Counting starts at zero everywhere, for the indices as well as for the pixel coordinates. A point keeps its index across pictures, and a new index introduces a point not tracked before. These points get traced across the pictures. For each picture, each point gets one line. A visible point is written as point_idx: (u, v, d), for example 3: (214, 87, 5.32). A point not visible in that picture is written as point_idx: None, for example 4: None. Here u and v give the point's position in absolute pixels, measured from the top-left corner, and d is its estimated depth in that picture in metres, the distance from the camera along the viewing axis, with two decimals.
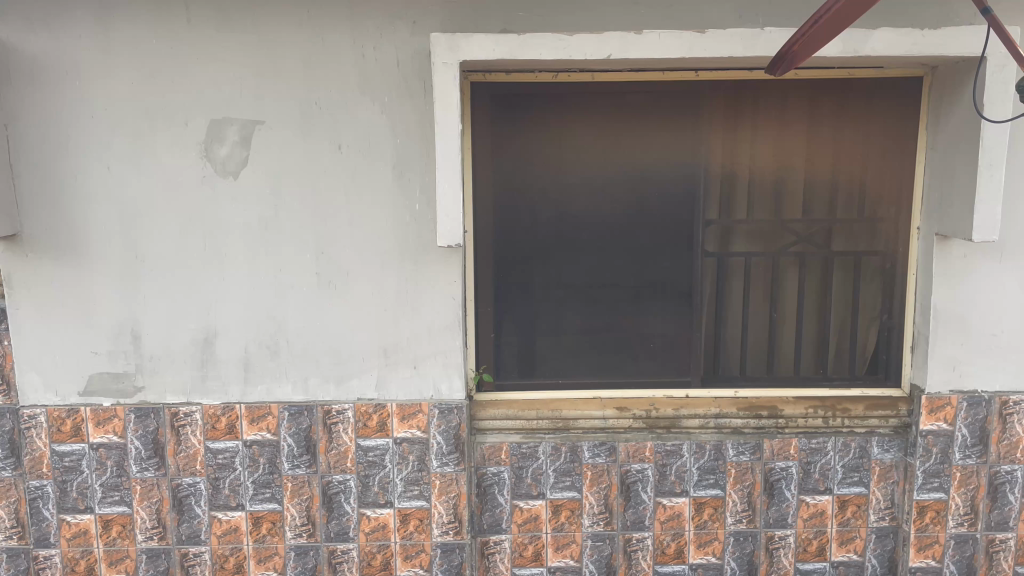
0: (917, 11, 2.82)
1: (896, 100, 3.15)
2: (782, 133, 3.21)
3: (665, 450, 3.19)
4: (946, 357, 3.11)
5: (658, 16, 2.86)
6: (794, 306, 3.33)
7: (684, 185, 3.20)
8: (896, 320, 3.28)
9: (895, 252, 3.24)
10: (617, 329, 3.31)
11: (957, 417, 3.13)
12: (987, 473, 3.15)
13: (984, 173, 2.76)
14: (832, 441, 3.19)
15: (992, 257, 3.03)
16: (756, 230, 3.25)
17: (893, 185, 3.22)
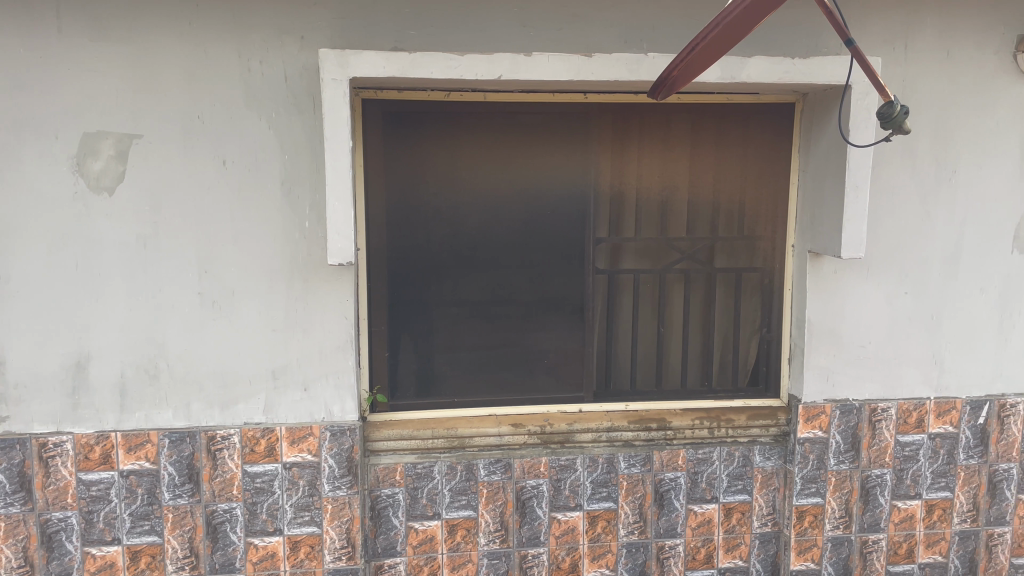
0: (790, 40, 2.99)
1: (771, 125, 3.33)
2: (667, 155, 3.32)
3: (560, 465, 3.23)
4: (820, 368, 3.28)
5: (547, 38, 2.92)
6: (681, 321, 3.45)
7: (574, 204, 3.26)
8: (775, 333, 3.44)
9: (773, 269, 3.41)
10: (512, 346, 3.33)
11: (830, 424, 3.30)
12: (859, 478, 3.33)
13: (850, 195, 2.94)
14: (717, 450, 3.31)
15: (860, 272, 3.23)
16: (643, 248, 3.34)
17: (770, 205, 3.38)
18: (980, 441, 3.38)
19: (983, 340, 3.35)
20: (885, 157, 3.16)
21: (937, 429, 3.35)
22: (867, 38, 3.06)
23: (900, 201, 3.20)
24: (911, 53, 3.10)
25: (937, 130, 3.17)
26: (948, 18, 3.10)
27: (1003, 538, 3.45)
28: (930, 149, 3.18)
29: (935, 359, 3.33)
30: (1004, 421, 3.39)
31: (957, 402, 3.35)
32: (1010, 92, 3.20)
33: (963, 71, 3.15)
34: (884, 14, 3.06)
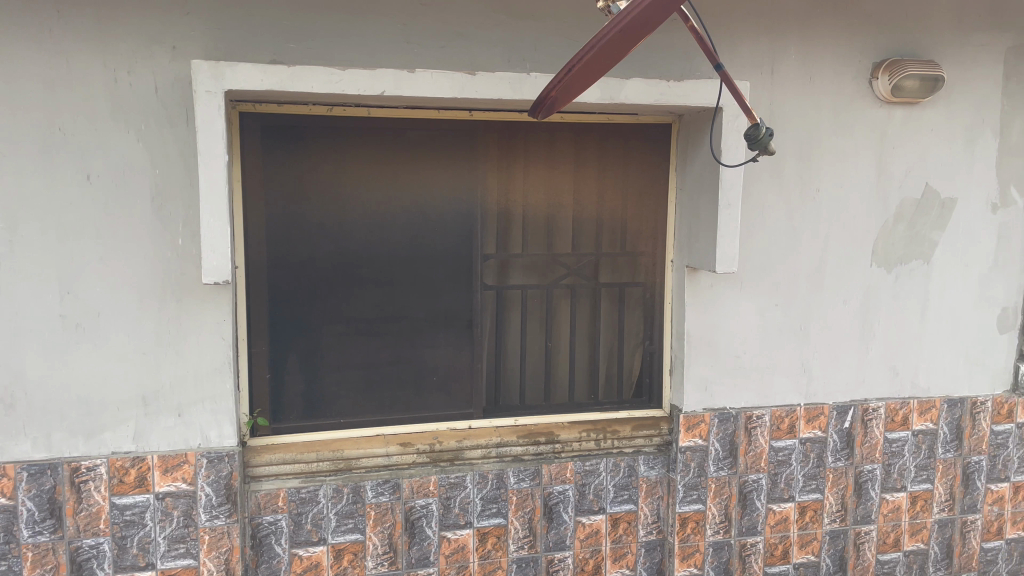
0: (666, 63, 3.10)
1: (650, 145, 3.44)
2: (552, 173, 3.38)
3: (449, 483, 3.21)
4: (699, 379, 3.40)
5: (430, 54, 2.91)
6: (567, 336, 3.50)
7: (461, 220, 3.26)
8: (657, 345, 3.54)
9: (654, 283, 3.52)
10: (399, 364, 3.29)
11: (709, 432, 3.42)
12: (737, 483, 3.46)
13: (723, 213, 3.08)
14: (604, 462, 3.37)
15: (734, 286, 3.37)
16: (530, 264, 3.38)
17: (651, 222, 3.49)
18: (846, 444, 3.57)
19: (846, 348, 3.56)
20: (755, 177, 3.32)
21: (807, 434, 3.53)
22: (737, 63, 3.22)
23: (770, 217, 3.36)
24: (777, 77, 3.28)
25: (802, 151, 3.36)
26: (810, 46, 3.30)
27: (869, 536, 3.65)
28: (796, 168, 3.37)
29: (804, 368, 3.52)
30: (868, 425, 3.59)
31: (825, 408, 3.54)
32: (866, 116, 3.42)
33: (825, 96, 3.35)
34: (752, 40, 3.22)
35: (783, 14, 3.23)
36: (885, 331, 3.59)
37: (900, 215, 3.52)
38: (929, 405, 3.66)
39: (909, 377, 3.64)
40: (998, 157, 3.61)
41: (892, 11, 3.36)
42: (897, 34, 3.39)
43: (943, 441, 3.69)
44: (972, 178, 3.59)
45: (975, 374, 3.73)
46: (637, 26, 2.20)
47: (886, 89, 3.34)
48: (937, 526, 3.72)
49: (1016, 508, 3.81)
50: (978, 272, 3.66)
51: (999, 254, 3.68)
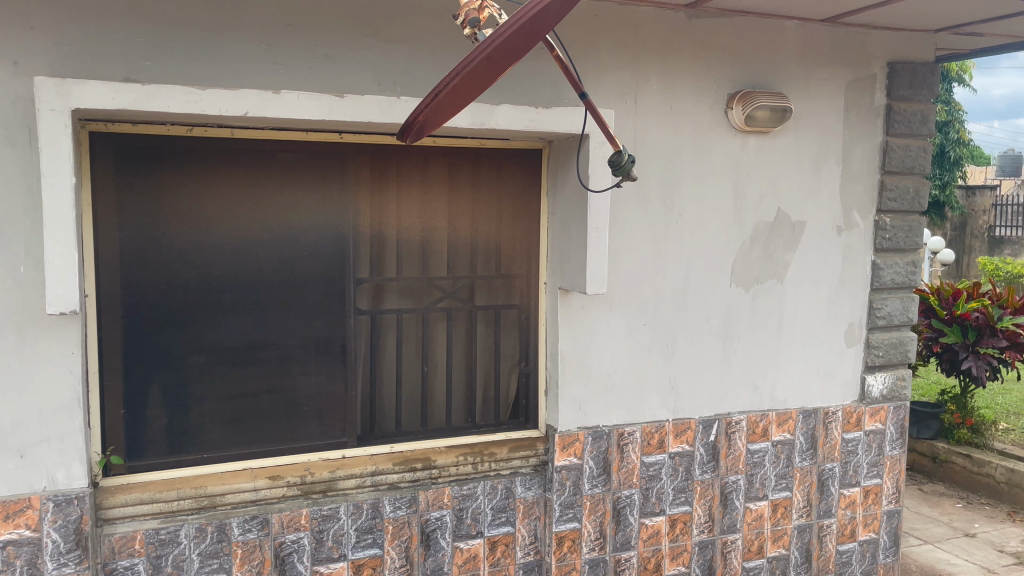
0: (534, 89, 3.17)
1: (521, 170, 3.49)
2: (425, 196, 3.37)
3: (321, 515, 3.11)
4: (573, 399, 3.46)
5: (297, 76, 2.85)
6: (444, 359, 3.49)
7: (333, 244, 3.20)
8: (532, 366, 3.58)
9: (529, 305, 3.57)
10: (268, 394, 3.17)
11: (584, 450, 3.48)
12: (611, 499, 3.53)
13: (592, 236, 3.17)
14: (481, 485, 3.37)
15: (605, 306, 3.46)
16: (405, 287, 3.36)
17: (524, 245, 3.54)
18: (712, 457, 3.72)
19: (710, 365, 3.72)
20: (622, 201, 3.43)
21: (676, 448, 3.66)
22: (602, 91, 3.33)
23: (636, 239, 3.48)
24: (641, 106, 3.41)
25: (665, 176, 3.51)
26: (671, 76, 3.46)
27: (735, 545, 3.80)
28: (660, 193, 3.51)
29: (672, 385, 3.65)
30: (731, 437, 3.76)
31: (691, 422, 3.68)
32: (723, 144, 3.61)
33: (685, 125, 3.52)
34: (616, 70, 3.34)
35: (644, 46, 3.38)
36: (746, 347, 3.78)
37: (755, 237, 3.73)
38: (786, 417, 3.88)
39: (768, 390, 3.85)
40: (841, 183, 3.89)
41: (743, 47, 3.58)
42: (749, 68, 3.61)
43: (799, 450, 3.91)
44: (818, 203, 3.85)
45: (826, 386, 3.98)
46: (504, 53, 2.21)
47: (740, 119, 3.54)
48: (797, 532, 3.92)
49: (866, 510, 4.07)
50: (826, 291, 3.92)
51: (845, 273, 3.95)
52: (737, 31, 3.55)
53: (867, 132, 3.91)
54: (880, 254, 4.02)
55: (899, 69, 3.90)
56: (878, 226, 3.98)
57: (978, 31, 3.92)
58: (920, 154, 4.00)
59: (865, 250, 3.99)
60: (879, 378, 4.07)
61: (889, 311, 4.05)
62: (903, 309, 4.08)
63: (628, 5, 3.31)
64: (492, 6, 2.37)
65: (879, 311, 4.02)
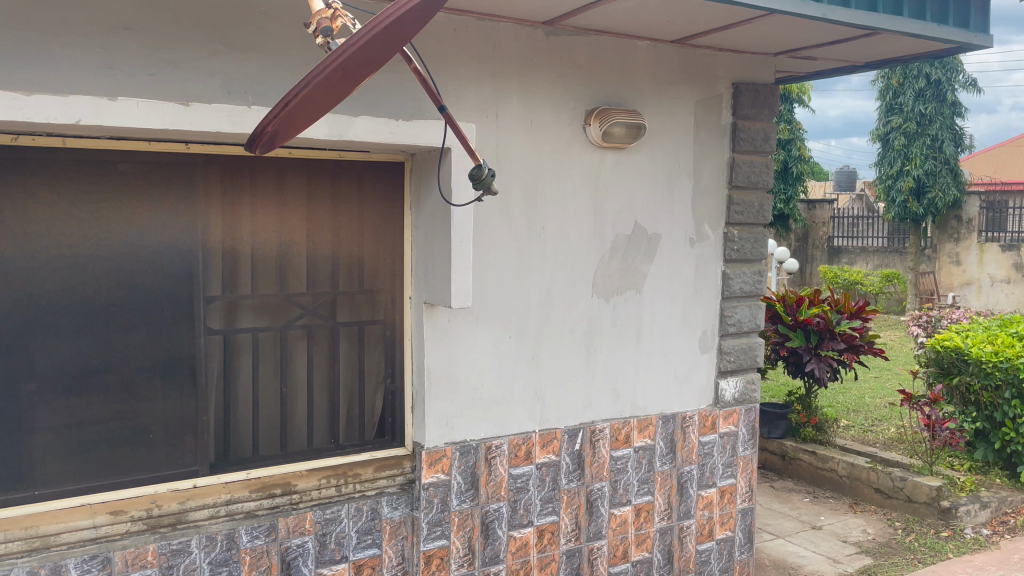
0: (395, 101, 3.12)
1: (383, 183, 3.43)
2: (282, 210, 3.24)
3: (170, 551, 2.92)
4: (439, 415, 3.41)
5: (137, 83, 2.67)
6: (305, 378, 3.36)
7: (180, 261, 3.03)
8: (398, 384, 3.51)
9: (394, 321, 3.51)
10: (108, 422, 2.94)
11: (451, 466, 3.44)
12: (479, 514, 3.51)
13: (456, 248, 3.15)
14: (345, 508, 3.26)
15: (470, 320, 3.45)
16: (261, 304, 3.22)
17: (387, 259, 3.48)
18: (577, 465, 3.78)
19: (574, 375, 3.78)
20: (484, 214, 3.44)
21: (543, 459, 3.69)
22: (463, 105, 3.33)
23: (500, 252, 3.50)
24: (501, 120, 3.44)
25: (527, 191, 3.55)
26: (530, 92, 3.50)
27: (601, 551, 3.87)
28: (522, 206, 3.54)
29: (537, 396, 3.68)
30: (595, 445, 3.84)
31: (557, 432, 3.73)
32: (582, 158, 3.69)
33: (545, 140, 3.57)
34: (476, 85, 3.35)
35: (503, 61, 3.41)
36: (607, 357, 3.88)
37: (614, 250, 3.83)
38: (647, 423, 4.00)
39: (629, 398, 3.96)
40: (693, 197, 4.07)
41: (598, 65, 3.69)
42: (606, 85, 3.72)
43: (659, 455, 4.04)
44: (673, 216, 4.01)
45: (683, 391, 4.14)
46: (358, 66, 2.17)
47: (598, 135, 3.63)
48: (659, 535, 4.05)
49: (722, 509, 4.26)
50: (682, 300, 4.09)
51: (698, 284, 4.14)
52: (592, 49, 3.66)
53: (715, 149, 4.11)
54: (730, 265, 4.23)
55: (743, 89, 4.13)
56: (727, 238, 4.19)
57: (811, 56, 4.22)
58: (763, 170, 4.26)
59: (717, 260, 4.20)
60: (731, 382, 4.29)
61: (739, 318, 4.28)
62: (750, 316, 4.33)
63: (487, 21, 3.34)
64: (345, 16, 2.31)
65: (729, 318, 4.24)
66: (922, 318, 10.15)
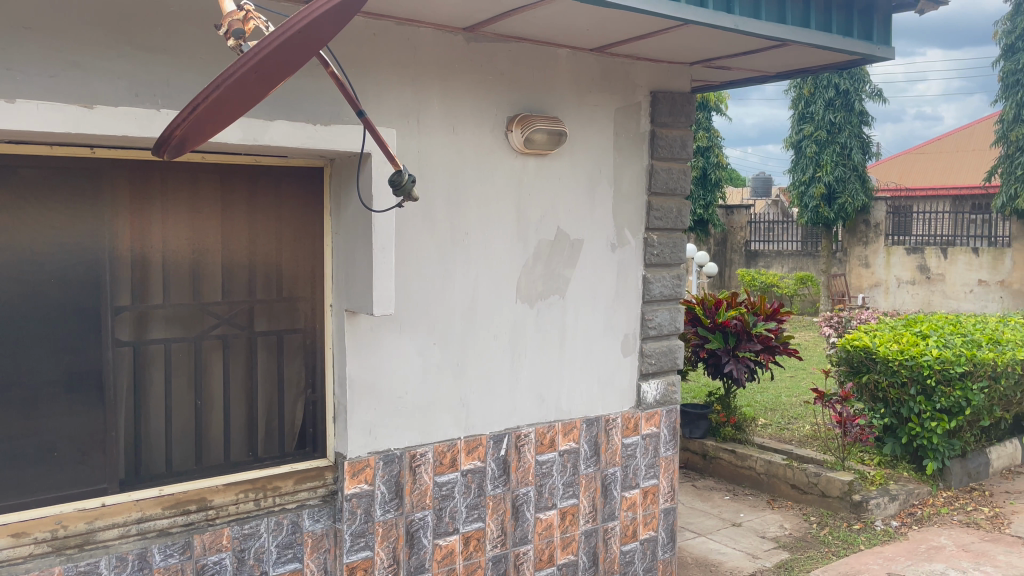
0: (313, 105, 3.07)
1: (301, 189, 3.37)
2: (196, 217, 3.14)
3: (77, 573, 2.78)
4: (362, 424, 3.35)
5: (37, 85, 2.55)
6: (221, 391, 3.27)
7: (87, 270, 2.89)
8: (320, 394, 3.44)
9: (314, 329, 3.44)
10: (9, 439, 2.78)
11: (375, 476, 3.39)
12: (404, 523, 3.46)
13: (377, 255, 3.12)
14: (264, 522, 3.18)
15: (392, 327, 3.41)
16: (173, 314, 3.11)
17: (307, 267, 3.41)
18: (503, 471, 3.78)
19: (498, 381, 3.78)
20: (406, 221, 3.41)
21: (468, 465, 3.67)
22: (384, 110, 3.30)
23: (422, 258, 3.47)
24: (422, 126, 3.42)
25: (450, 196, 3.54)
26: (452, 98, 3.50)
27: (527, 555, 3.87)
28: (445, 212, 3.53)
29: (462, 403, 3.66)
30: (520, 450, 3.84)
31: (482, 438, 3.72)
32: (505, 165, 3.71)
33: (467, 146, 3.56)
34: (397, 90, 3.33)
35: (425, 67, 3.40)
36: (532, 362, 3.89)
37: (538, 255, 3.86)
38: (571, 426, 4.04)
39: (553, 402, 3.99)
40: (614, 203, 4.13)
41: (520, 73, 3.71)
42: (527, 92, 3.74)
43: (584, 458, 4.08)
44: (594, 222, 4.06)
45: (607, 394, 4.20)
46: (271, 69, 2.12)
47: (520, 141, 3.66)
48: (584, 537, 4.08)
49: (645, 510, 4.33)
50: (604, 304, 4.14)
51: (620, 288, 4.20)
52: (513, 55, 3.67)
53: (634, 156, 4.19)
54: (650, 269, 4.32)
55: (660, 97, 4.22)
56: (647, 243, 4.27)
57: (726, 66, 4.35)
58: (681, 177, 4.36)
59: (637, 265, 4.27)
60: (653, 385, 4.37)
61: (659, 321, 4.37)
62: (671, 319, 4.42)
63: (408, 26, 3.31)
64: (258, 19, 2.27)
65: (650, 322, 4.32)
66: (833, 319, 10.55)
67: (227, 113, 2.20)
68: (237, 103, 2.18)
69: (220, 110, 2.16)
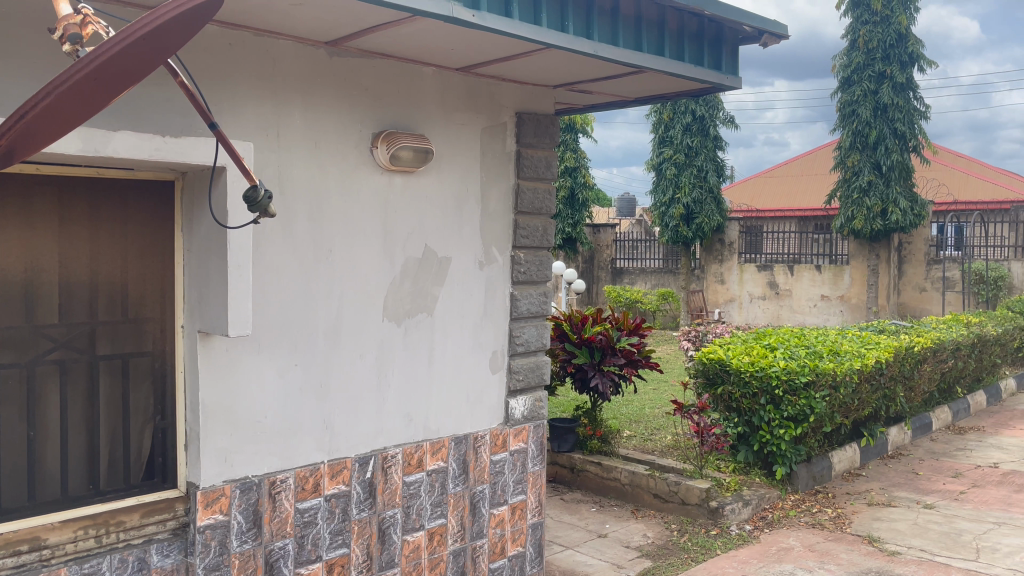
0: (164, 114, 2.91)
1: (149, 202, 3.19)
2: (29, 232, 2.90)
3: None
4: (216, 451, 3.19)
5: None
6: (57, 421, 3.02)
7: None
8: (169, 420, 3.25)
9: (163, 352, 3.24)
10: None
11: (231, 505, 3.23)
12: (262, 553, 3.30)
13: (234, 274, 3.00)
14: (107, 560, 2.96)
15: (250, 348, 3.27)
16: (3, 338, 2.85)
17: (155, 286, 3.22)
18: (368, 494, 3.69)
19: (364, 401, 3.70)
20: (265, 237, 3.29)
21: (332, 490, 3.56)
22: (241, 124, 3.18)
23: (282, 276, 3.36)
24: (283, 140, 3.32)
25: (312, 213, 3.45)
26: (314, 113, 3.42)
27: None
28: (307, 229, 3.44)
29: (326, 425, 3.56)
30: (387, 471, 3.77)
31: (347, 461, 3.62)
32: (369, 182, 3.65)
33: (330, 161, 3.49)
34: (255, 103, 3.22)
35: (285, 81, 3.31)
36: (398, 381, 3.84)
37: (404, 273, 3.82)
38: (439, 445, 4.01)
39: (421, 421, 3.95)
40: (480, 220, 4.15)
41: (385, 89, 3.68)
42: (392, 110, 3.71)
43: (452, 477, 4.05)
44: (461, 240, 4.06)
45: (475, 412, 4.20)
46: (111, 75, 1.99)
47: (385, 158, 3.62)
48: (452, 557, 4.04)
49: (513, 526, 4.35)
50: (472, 321, 4.15)
51: (488, 305, 4.22)
52: (378, 72, 3.64)
53: (501, 174, 4.24)
54: (517, 286, 4.37)
55: (525, 119, 4.31)
56: (514, 260, 4.32)
57: (587, 90, 4.49)
58: (546, 196, 4.45)
59: (504, 282, 4.31)
60: (520, 401, 4.42)
61: (527, 338, 4.43)
62: (537, 336, 4.49)
63: (266, 37, 3.22)
64: (98, 23, 2.11)
65: (518, 338, 4.38)
66: (691, 332, 11.07)
67: (60, 120, 2.03)
68: (73, 110, 2.02)
69: (53, 116, 1.99)
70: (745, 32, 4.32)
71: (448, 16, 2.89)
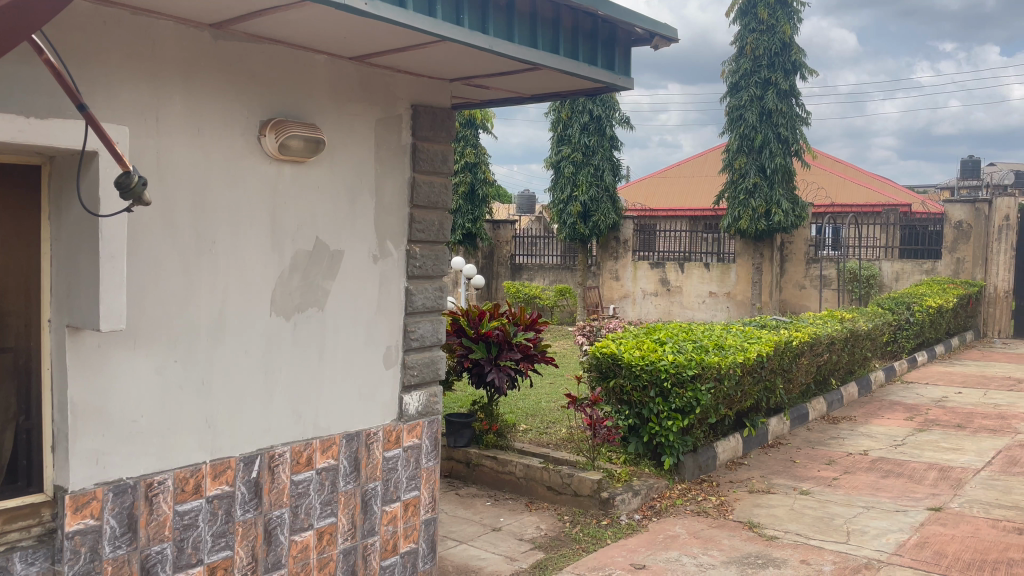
0: (28, 92, 2.72)
1: (12, 188, 2.97)
2: None
3: None
4: (86, 452, 3.01)
5: None
6: None
7: None
8: (35, 420, 3.03)
9: (28, 347, 3.03)
10: None
11: (103, 510, 3.06)
12: (137, 559, 3.15)
13: (105, 265, 2.85)
14: None
15: (125, 345, 3.11)
16: None
17: (19, 277, 3.00)
18: (254, 494, 3.57)
19: (250, 398, 3.58)
20: (143, 227, 3.14)
21: (214, 491, 3.43)
22: (116, 106, 3.02)
23: (161, 269, 3.21)
24: (162, 125, 3.17)
25: (195, 202, 3.31)
26: (197, 98, 3.27)
27: None
28: (189, 219, 3.29)
29: (208, 424, 3.42)
30: (274, 470, 3.67)
31: (230, 461, 3.50)
32: (257, 172, 3.53)
33: (214, 149, 3.35)
34: (132, 84, 3.06)
35: (166, 63, 3.15)
36: (286, 378, 3.74)
37: (294, 266, 3.72)
38: (329, 443, 3.93)
39: (310, 418, 3.85)
40: (375, 214, 4.09)
41: (275, 76, 3.56)
42: (282, 98, 3.60)
43: (343, 474, 3.98)
44: (354, 233, 3.99)
45: (367, 409, 4.14)
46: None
47: (274, 147, 3.51)
48: (342, 556, 3.97)
49: (406, 522, 4.31)
50: (365, 316, 4.08)
51: (381, 300, 4.17)
52: (267, 57, 3.53)
53: (396, 167, 4.19)
54: (412, 281, 4.33)
55: (421, 111, 4.27)
56: (409, 255, 4.28)
57: (484, 84, 4.49)
58: (442, 191, 4.42)
59: (399, 277, 4.26)
60: (415, 397, 4.38)
61: (422, 333, 4.40)
62: (433, 331, 4.47)
63: (145, 15, 3.07)
64: None
65: (412, 334, 4.34)
66: (586, 329, 11.26)
67: None
68: None
69: None
70: (637, 34, 4.43)
71: (338, 3, 2.83)
